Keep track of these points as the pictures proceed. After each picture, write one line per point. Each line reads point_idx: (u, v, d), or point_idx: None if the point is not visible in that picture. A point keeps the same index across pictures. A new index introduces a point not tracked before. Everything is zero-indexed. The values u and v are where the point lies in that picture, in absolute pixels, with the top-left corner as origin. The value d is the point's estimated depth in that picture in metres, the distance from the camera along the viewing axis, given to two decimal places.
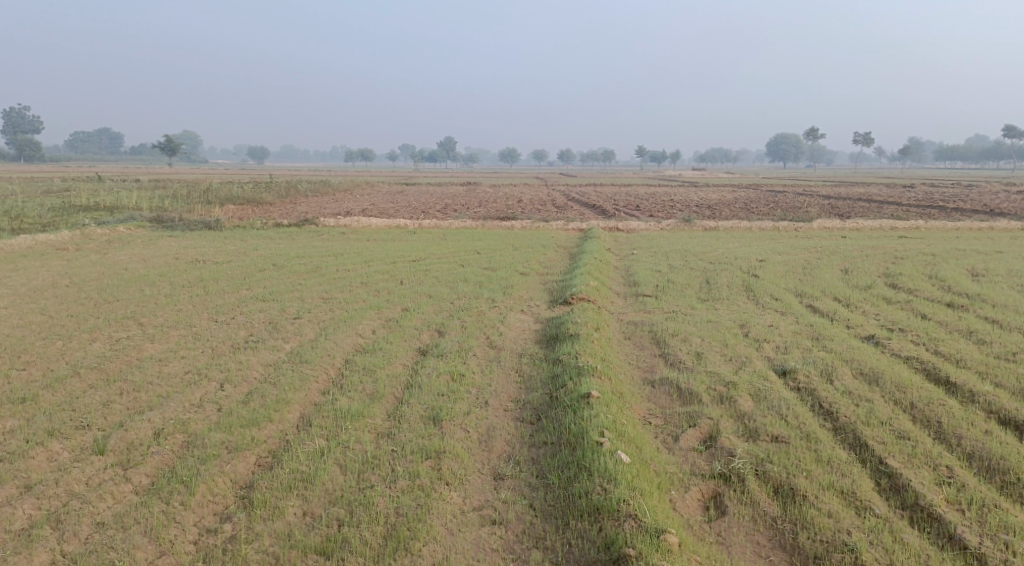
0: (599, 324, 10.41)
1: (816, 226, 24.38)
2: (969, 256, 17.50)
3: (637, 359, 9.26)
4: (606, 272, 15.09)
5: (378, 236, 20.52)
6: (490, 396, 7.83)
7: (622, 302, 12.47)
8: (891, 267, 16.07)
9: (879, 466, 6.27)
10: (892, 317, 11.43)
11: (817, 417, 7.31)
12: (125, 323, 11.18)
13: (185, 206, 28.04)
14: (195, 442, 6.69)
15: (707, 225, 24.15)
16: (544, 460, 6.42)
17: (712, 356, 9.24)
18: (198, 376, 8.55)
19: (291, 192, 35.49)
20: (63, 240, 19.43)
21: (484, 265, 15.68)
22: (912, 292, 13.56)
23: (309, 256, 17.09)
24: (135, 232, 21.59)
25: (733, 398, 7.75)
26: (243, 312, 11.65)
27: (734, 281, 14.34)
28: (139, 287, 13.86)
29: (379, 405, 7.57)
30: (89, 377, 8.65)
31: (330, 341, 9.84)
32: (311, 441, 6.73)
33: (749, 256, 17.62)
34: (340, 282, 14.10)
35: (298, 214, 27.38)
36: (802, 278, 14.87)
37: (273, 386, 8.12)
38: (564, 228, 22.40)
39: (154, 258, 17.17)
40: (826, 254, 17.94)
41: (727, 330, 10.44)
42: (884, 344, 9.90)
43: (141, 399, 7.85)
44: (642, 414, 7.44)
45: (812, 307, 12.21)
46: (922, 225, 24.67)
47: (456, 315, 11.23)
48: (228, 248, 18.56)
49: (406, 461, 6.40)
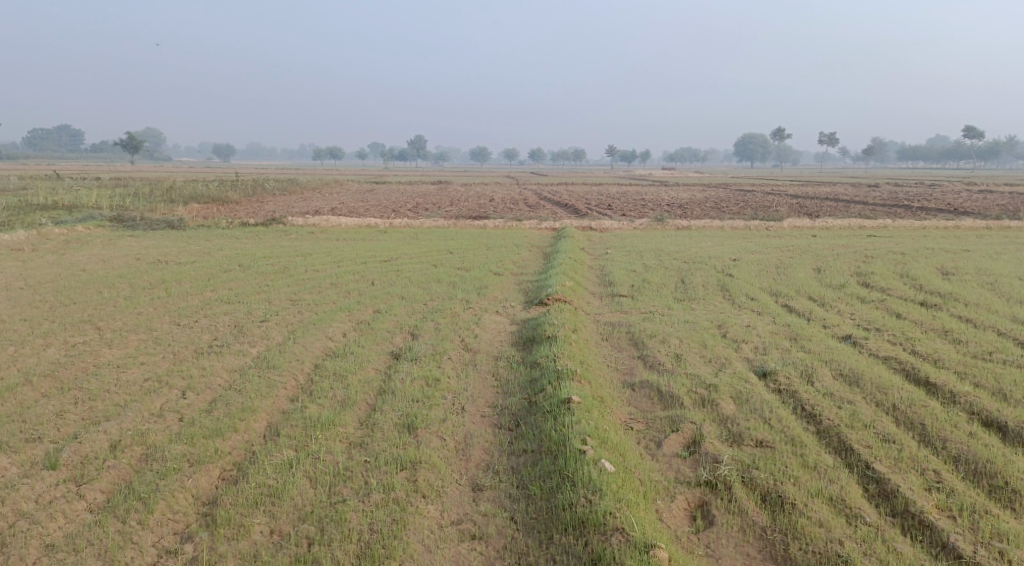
0: (576, 326, 10.18)
1: (787, 225, 24.42)
2: (938, 255, 17.62)
3: (616, 362, 9.05)
4: (581, 272, 14.88)
5: (348, 236, 20.11)
6: (466, 401, 7.55)
7: (598, 303, 12.28)
8: (862, 266, 16.09)
9: (867, 470, 6.14)
10: (868, 316, 11.36)
11: (801, 421, 7.15)
12: (82, 327, 10.70)
13: (147, 205, 27.31)
14: (154, 455, 6.33)
15: (679, 224, 24.09)
16: (524, 469, 6.18)
17: (691, 357, 9.06)
18: (159, 383, 8.15)
19: (258, 191, 34.81)
20: (19, 240, 18.74)
21: (456, 265, 15.39)
22: (885, 291, 13.55)
23: (276, 256, 16.65)
24: (95, 232, 20.91)
25: (715, 401, 7.57)
26: (207, 315, 11.24)
27: (709, 280, 14.22)
28: (98, 289, 13.35)
29: (351, 412, 7.26)
30: (42, 386, 8.21)
31: (298, 345, 9.48)
32: (279, 452, 6.41)
33: (722, 255, 17.55)
34: (309, 283, 13.72)
35: (265, 213, 26.86)
36: (776, 277, 14.80)
37: (238, 394, 7.76)
38: (536, 227, 22.17)
39: (114, 258, 16.61)
40: (798, 253, 17.93)
41: (705, 331, 10.29)
42: (862, 344, 9.81)
43: (97, 409, 7.45)
44: (623, 419, 7.23)
45: (788, 306, 12.12)
46: (890, 224, 24.85)
47: (430, 316, 10.93)
48: (192, 248, 18.04)
49: (380, 472, 6.11)
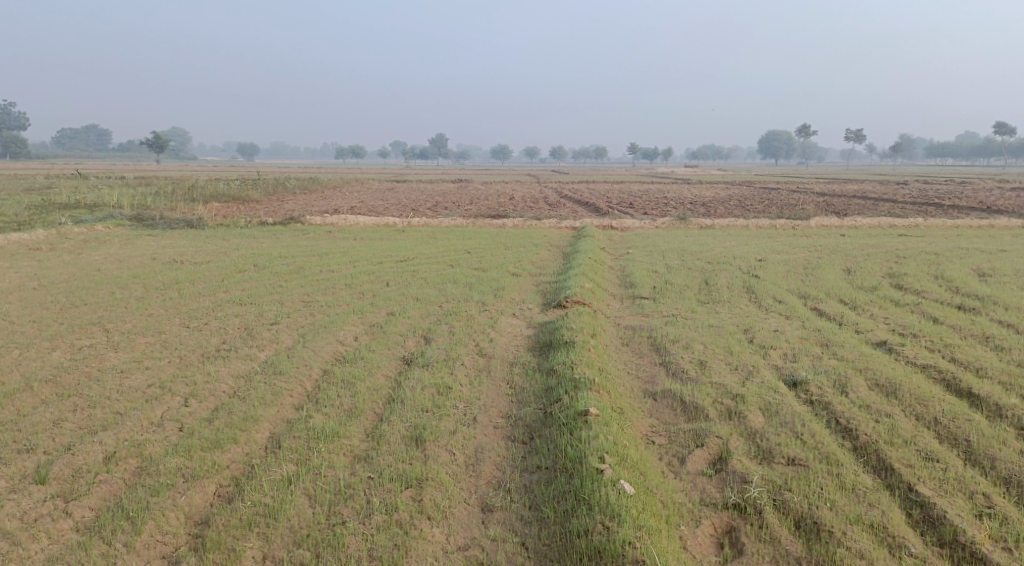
0: (595, 330, 9.75)
1: (814, 224, 23.72)
2: (973, 255, 16.94)
3: (636, 369, 8.62)
4: (601, 273, 14.45)
5: (365, 235, 19.79)
6: (478, 411, 7.17)
7: (619, 305, 11.84)
8: (895, 267, 15.46)
9: (909, 493, 5.69)
10: (903, 321, 10.82)
11: (835, 436, 6.70)
12: (90, 330, 10.46)
13: (167, 203, 27.25)
14: (149, 469, 6.05)
15: (703, 223, 23.51)
16: (537, 488, 5.80)
17: (717, 365, 8.60)
18: (161, 390, 7.85)
19: (279, 190, 34.71)
20: (37, 239, 18.65)
21: (473, 265, 15.01)
22: (919, 294, 12.96)
23: (292, 256, 16.39)
24: (114, 231, 20.82)
25: (742, 414, 7.12)
26: (217, 317, 10.94)
27: (735, 282, 13.72)
28: (110, 290, 13.14)
29: (357, 423, 6.90)
30: (43, 392, 7.95)
31: (307, 349, 9.15)
32: (279, 466, 6.09)
33: (747, 255, 17.02)
34: (323, 283, 13.41)
35: (284, 211, 26.64)
36: (804, 279, 14.25)
37: (241, 402, 7.43)
38: (556, 226, 21.74)
39: (130, 258, 16.44)
40: (827, 254, 17.34)
41: (731, 336, 9.81)
42: (898, 351, 9.29)
43: (95, 417, 7.17)
44: (643, 432, 6.81)
45: (817, 310, 11.59)
46: (921, 223, 24.10)
47: (444, 319, 10.55)
48: (208, 248, 17.82)
49: (383, 490, 5.76)
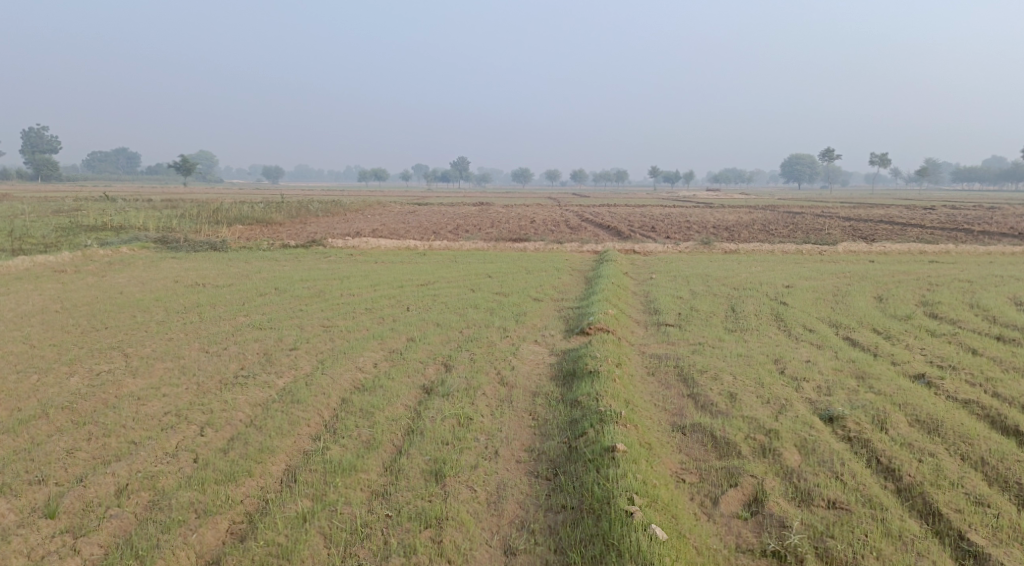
0: (620, 359, 9.47)
1: (842, 249, 23.27)
2: (1008, 283, 16.46)
3: (664, 400, 8.32)
4: (625, 298, 14.20)
5: (387, 259, 19.66)
6: (501, 444, 6.93)
7: (644, 333, 11.55)
8: (927, 295, 15.05)
9: (960, 543, 5.54)
10: (940, 352, 10.44)
11: (877, 476, 6.39)
12: (109, 354, 10.36)
13: (191, 226, 27.37)
14: (161, 503, 5.94)
15: (727, 248, 23.16)
16: (564, 530, 5.61)
17: (747, 398, 8.27)
18: (177, 418, 7.68)
19: (301, 212, 34.80)
20: (63, 262, 18.73)
21: (495, 290, 14.80)
22: (955, 323, 12.53)
23: (313, 279, 16.29)
24: (138, 253, 20.89)
25: (777, 451, 6.80)
26: (236, 342, 10.80)
27: (762, 309, 13.38)
28: (132, 313, 13.09)
29: (375, 455, 6.67)
30: (58, 419, 7.82)
31: (326, 377, 8.94)
32: (294, 502, 5.94)
33: (774, 281, 16.67)
34: (344, 308, 13.27)
35: (307, 234, 26.68)
36: (834, 306, 13.89)
37: (257, 432, 7.23)
38: (578, 250, 21.50)
39: (152, 281, 16.43)
40: (856, 280, 16.96)
41: (761, 367, 9.48)
42: (937, 385, 8.92)
43: (109, 446, 7.01)
44: (672, 468, 6.53)
45: (850, 339, 11.22)
46: (952, 249, 23.56)
47: (465, 346, 10.33)
48: (230, 271, 17.79)
49: (402, 530, 5.62)
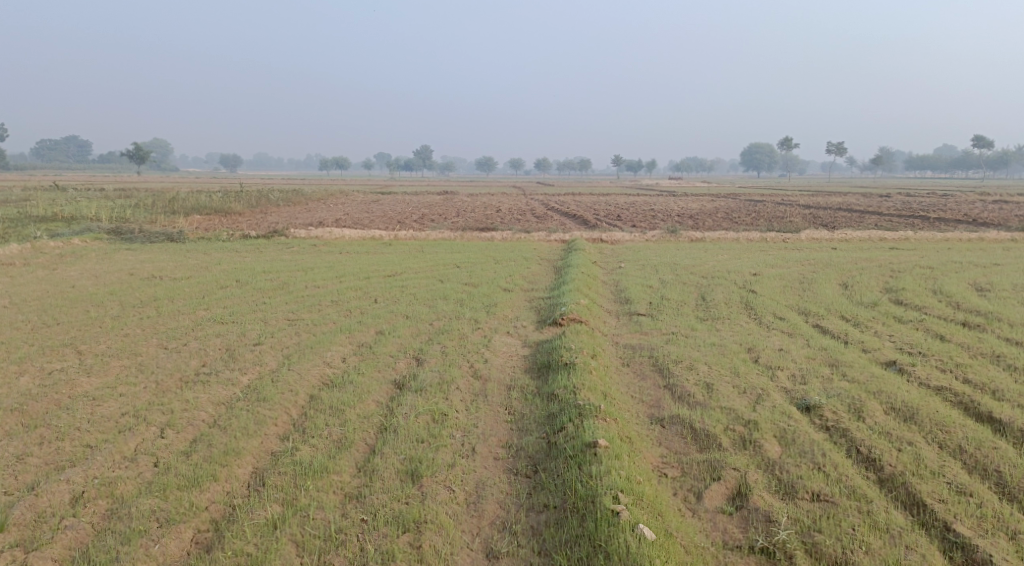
0: (594, 350, 9.30)
1: (805, 237, 23.46)
2: (968, 269, 16.69)
3: (640, 392, 8.18)
4: (595, 287, 14.08)
5: (351, 249, 19.27)
6: (477, 440, 6.72)
7: (616, 322, 11.41)
8: (891, 281, 15.17)
9: (947, 534, 5.50)
10: (909, 339, 10.47)
11: (859, 466, 6.33)
12: (62, 352, 9.89)
13: (147, 216, 26.57)
14: (120, 512, 5.66)
15: (693, 236, 23.21)
16: (547, 530, 5.50)
17: (724, 388, 8.15)
18: (135, 420, 7.31)
19: (262, 202, 34.06)
20: (11, 254, 17.98)
21: (463, 280, 14.56)
22: (921, 309, 12.63)
23: (276, 271, 15.84)
24: (91, 245, 20.18)
25: (758, 442, 6.68)
26: (197, 338, 10.40)
27: (732, 298, 13.33)
28: (86, 308, 12.56)
29: (347, 456, 6.41)
30: (7, 422, 7.41)
31: (293, 373, 8.63)
32: (263, 507, 5.69)
33: (741, 269, 16.68)
34: (309, 300, 12.90)
35: (268, 225, 26.06)
36: (802, 294, 13.92)
37: (222, 433, 6.91)
38: (545, 240, 21.32)
39: (107, 274, 15.83)
40: (821, 267, 17.06)
41: (735, 356, 9.39)
42: (910, 371, 8.91)
43: (63, 450, 6.65)
44: (654, 463, 6.39)
45: (820, 327, 11.19)
46: (911, 235, 23.89)
47: (436, 338, 10.07)
48: (189, 262, 17.24)
49: (379, 536, 5.43)
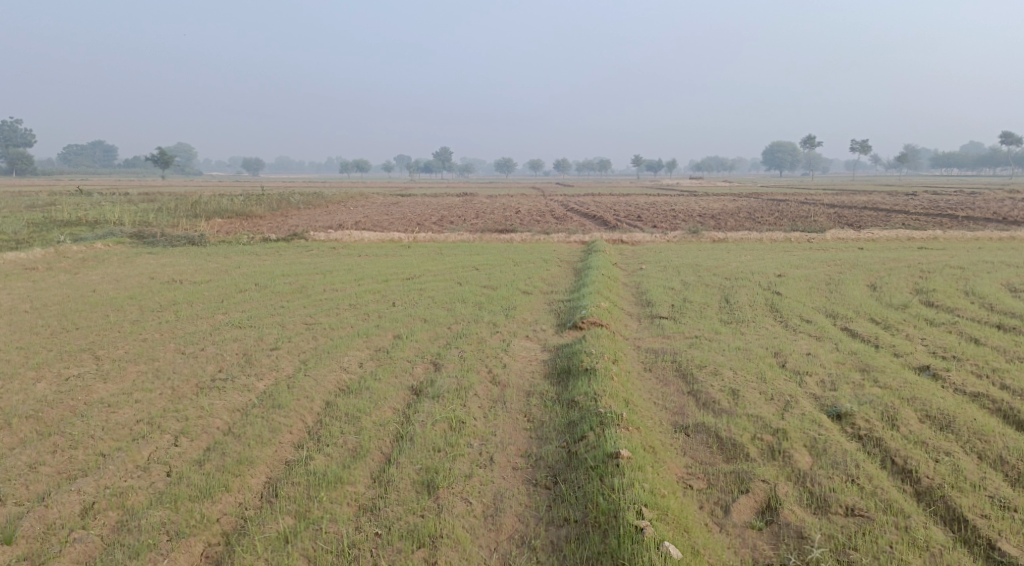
0: (616, 355, 9.06)
1: (830, 236, 23.01)
2: (1001, 269, 16.22)
3: (664, 398, 7.93)
4: (615, 290, 13.85)
5: (370, 251, 19.18)
6: (495, 449, 6.52)
7: (638, 326, 11.17)
8: (922, 283, 14.76)
9: (990, 553, 5.26)
10: (942, 342, 10.12)
11: (894, 477, 6.07)
12: (80, 357, 9.83)
13: (169, 220, 26.70)
14: (130, 524, 5.56)
15: (715, 236, 22.86)
16: (568, 547, 5.33)
17: (750, 394, 7.88)
18: (149, 427, 7.20)
19: (283, 205, 34.14)
20: (34, 258, 18.08)
21: (482, 283, 14.39)
22: (953, 312, 12.24)
23: (295, 274, 15.77)
24: (113, 249, 20.26)
25: (787, 452, 6.42)
26: (214, 343, 10.30)
27: (757, 300, 13.04)
28: (105, 312, 12.53)
29: (362, 465, 6.25)
30: (22, 430, 7.34)
31: (309, 379, 8.49)
32: (275, 520, 5.56)
33: (765, 270, 16.33)
34: (327, 303, 12.79)
35: (288, 227, 26.04)
36: (829, 296, 13.58)
37: (236, 441, 6.77)
38: (565, 241, 21.11)
39: (128, 278, 15.85)
40: (848, 268, 16.67)
41: (761, 361, 9.11)
42: (944, 377, 8.58)
43: (76, 459, 6.55)
44: (678, 474, 6.16)
45: (849, 330, 10.86)
46: (940, 235, 23.35)
47: (454, 343, 9.90)
48: (209, 266, 17.22)
49: (394, 551, 5.28)
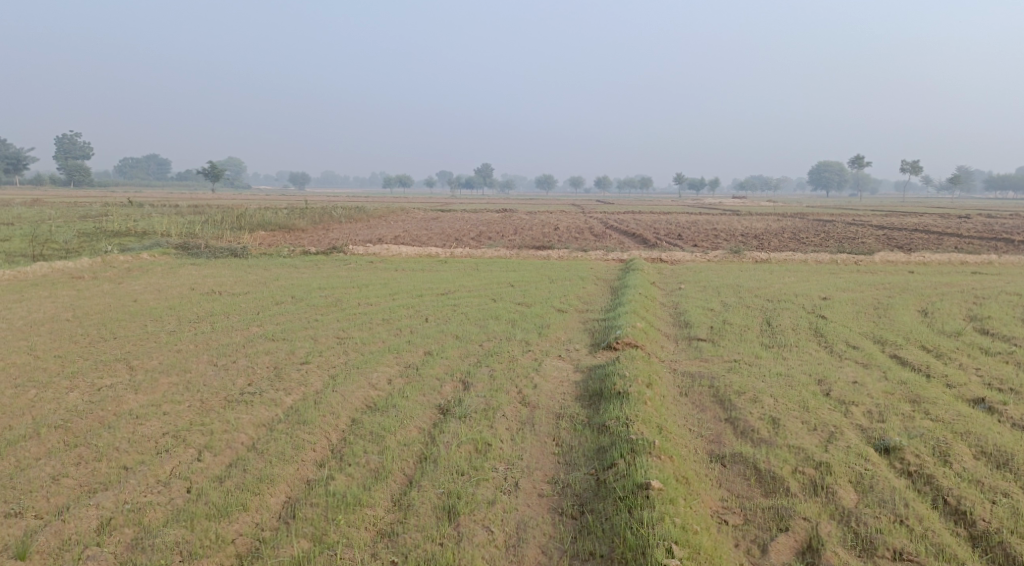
0: (651, 379, 8.74)
1: (879, 259, 22.31)
2: None
3: (700, 425, 7.60)
4: (652, 309, 13.53)
5: (407, 266, 19.14)
6: (522, 474, 6.29)
7: (674, 347, 10.83)
8: (975, 309, 14.13)
9: None
10: (999, 373, 9.59)
11: (946, 519, 5.71)
12: (114, 367, 9.85)
13: (214, 231, 27.09)
14: (144, 542, 5.48)
15: (758, 256, 22.38)
16: None
17: (792, 423, 7.50)
18: (174, 440, 7.13)
19: (325, 218, 34.49)
20: (81, 268, 18.43)
21: (517, 299, 14.19)
22: (1010, 340, 11.64)
23: (331, 288, 15.76)
24: (158, 259, 20.57)
25: (830, 488, 6.06)
26: (246, 355, 10.25)
27: (800, 323, 12.59)
28: (143, 322, 12.62)
29: (383, 487, 6.07)
30: (50, 440, 7.33)
31: (336, 395, 8.35)
32: (291, 544, 5.43)
33: (810, 293, 15.83)
34: (361, 318, 12.71)
35: (328, 241, 26.18)
36: (877, 321, 13.07)
37: (258, 457, 6.66)
38: (603, 259, 20.86)
39: (168, 288, 16.01)
40: (897, 292, 16.07)
41: (804, 388, 8.71)
42: (1001, 411, 8.09)
43: (98, 471, 6.50)
44: (713, 508, 5.87)
45: (898, 358, 10.37)
46: (995, 259, 22.49)
47: (485, 361, 9.69)
48: (248, 278, 17.35)
49: None
